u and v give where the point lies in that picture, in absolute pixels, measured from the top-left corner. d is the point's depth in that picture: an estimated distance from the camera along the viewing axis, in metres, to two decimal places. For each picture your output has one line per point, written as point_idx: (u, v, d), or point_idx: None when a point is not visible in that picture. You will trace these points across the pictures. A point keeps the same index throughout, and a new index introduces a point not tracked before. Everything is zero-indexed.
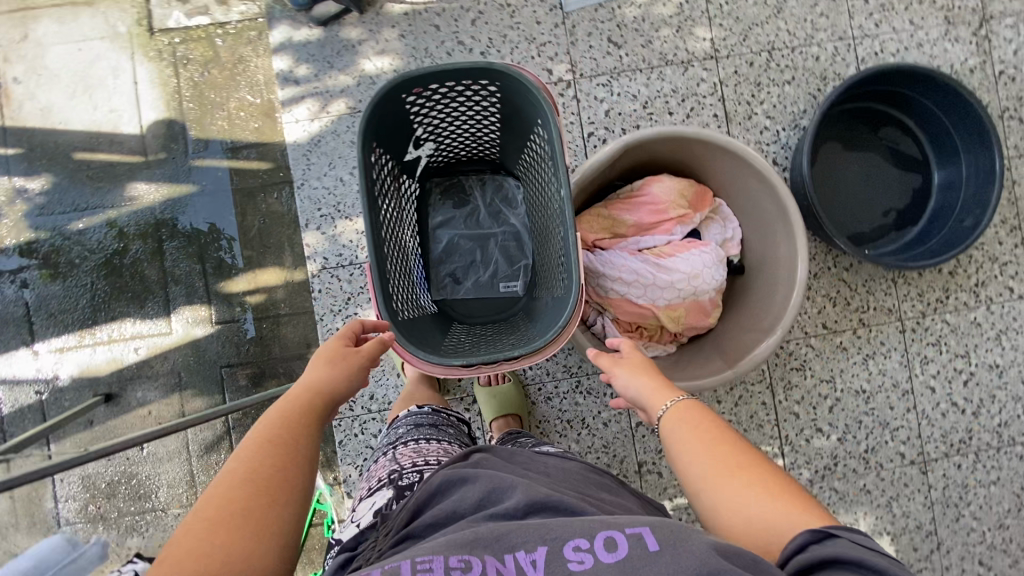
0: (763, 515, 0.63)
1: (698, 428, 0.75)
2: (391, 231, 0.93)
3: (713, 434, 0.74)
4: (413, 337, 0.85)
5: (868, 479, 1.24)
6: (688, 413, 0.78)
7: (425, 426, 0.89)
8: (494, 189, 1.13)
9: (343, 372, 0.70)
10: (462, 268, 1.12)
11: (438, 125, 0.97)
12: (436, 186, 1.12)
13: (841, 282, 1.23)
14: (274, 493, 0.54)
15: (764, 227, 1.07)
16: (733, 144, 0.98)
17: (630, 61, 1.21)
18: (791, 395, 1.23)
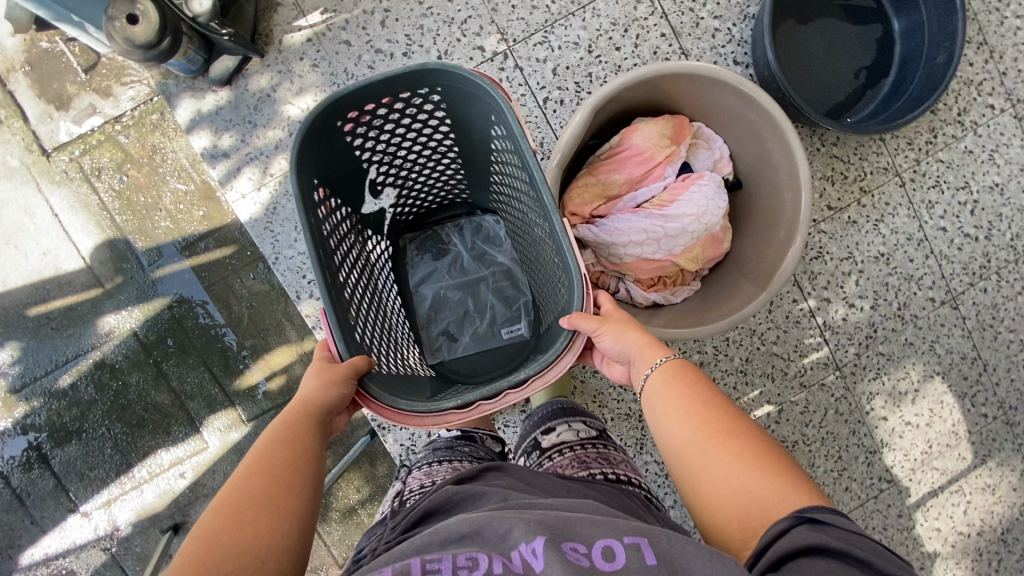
0: (748, 488, 0.67)
1: (686, 396, 0.77)
2: (364, 296, 0.86)
3: (700, 404, 0.76)
4: (406, 392, 0.79)
5: (908, 333, 1.28)
6: (680, 374, 0.79)
7: (441, 448, 0.90)
8: (473, 229, 1.11)
9: (325, 383, 0.69)
10: (455, 323, 1.08)
11: (392, 164, 0.92)
12: (410, 242, 1.09)
13: (835, 159, 1.22)
14: (273, 508, 0.60)
15: (752, 137, 1.04)
16: (703, 70, 0.96)
17: (560, 8, 1.12)
18: (818, 283, 1.24)
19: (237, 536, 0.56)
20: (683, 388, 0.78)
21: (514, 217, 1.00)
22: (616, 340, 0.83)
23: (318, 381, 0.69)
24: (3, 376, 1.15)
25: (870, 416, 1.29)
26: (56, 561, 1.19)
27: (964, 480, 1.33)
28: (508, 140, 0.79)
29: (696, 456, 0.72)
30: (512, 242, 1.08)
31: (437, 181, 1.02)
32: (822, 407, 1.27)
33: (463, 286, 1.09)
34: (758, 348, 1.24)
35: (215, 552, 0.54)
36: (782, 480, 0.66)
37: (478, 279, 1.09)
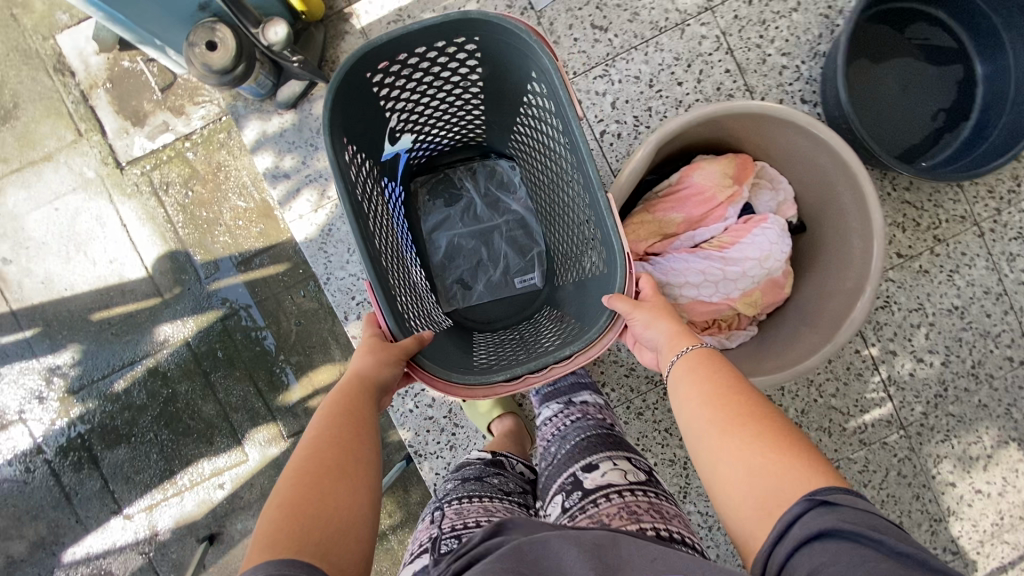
0: (765, 472, 0.63)
1: (707, 382, 0.76)
2: (395, 257, 0.86)
3: (723, 390, 0.74)
4: (437, 358, 0.78)
5: (982, 394, 1.19)
6: (701, 361, 0.78)
7: (470, 479, 0.79)
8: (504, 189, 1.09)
9: (380, 361, 0.70)
10: (469, 272, 1.06)
11: (415, 108, 0.89)
12: (421, 186, 1.06)
13: (907, 205, 1.16)
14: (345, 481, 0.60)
15: (821, 179, 1.00)
16: (773, 110, 0.92)
17: (623, 42, 1.11)
18: (883, 335, 1.17)
19: (306, 517, 0.55)
20: (707, 373, 0.76)
21: (537, 167, 0.97)
22: (648, 325, 0.82)
23: (372, 356, 0.70)
24: (63, 376, 1.19)
25: (935, 481, 1.20)
26: (96, 561, 1.21)
27: None
28: (545, 96, 0.79)
29: (713, 444, 0.70)
30: (527, 189, 1.05)
31: (457, 128, 1.00)
32: (882, 467, 1.19)
33: (475, 234, 1.07)
34: (814, 399, 1.17)
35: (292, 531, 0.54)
36: (801, 462, 0.62)
37: (490, 228, 1.08)
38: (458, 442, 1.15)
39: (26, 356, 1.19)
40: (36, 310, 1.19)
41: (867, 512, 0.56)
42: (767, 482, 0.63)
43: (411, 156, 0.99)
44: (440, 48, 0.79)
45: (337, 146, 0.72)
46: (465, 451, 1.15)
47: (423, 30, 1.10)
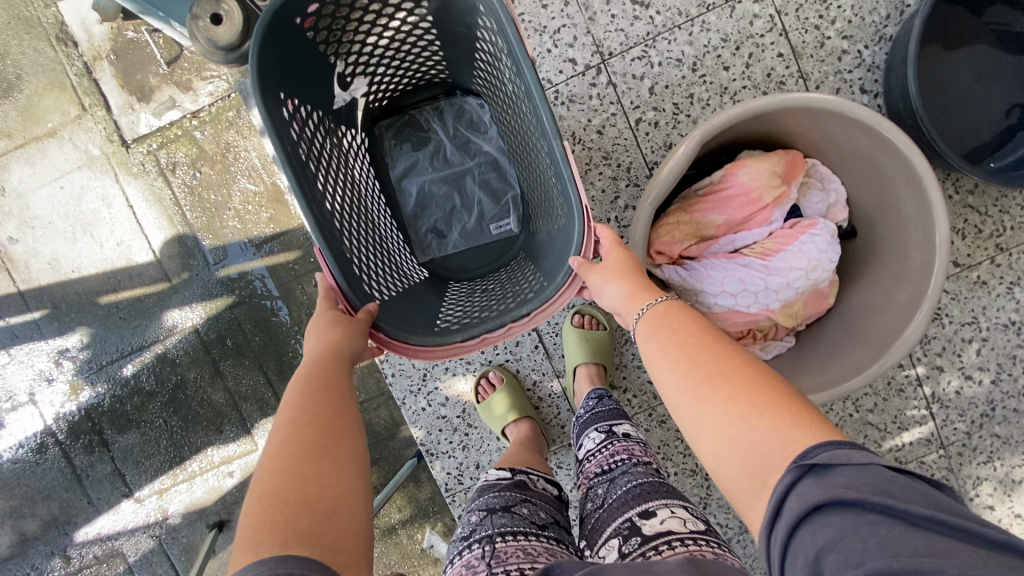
0: (750, 441, 0.50)
1: (675, 336, 0.61)
2: (360, 221, 0.74)
3: (695, 342, 0.60)
4: (402, 322, 0.69)
5: None
6: (666, 314, 0.64)
7: (499, 512, 0.75)
8: None
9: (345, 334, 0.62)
10: (443, 220, 0.91)
11: (360, 49, 0.71)
12: (387, 130, 0.89)
13: (969, 209, 1.05)
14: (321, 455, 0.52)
15: (879, 179, 0.90)
16: (834, 104, 0.82)
17: (665, 20, 1.01)
18: (930, 349, 1.09)
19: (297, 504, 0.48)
20: (674, 327, 0.62)
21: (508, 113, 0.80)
22: (604, 291, 0.68)
23: (338, 329, 0.62)
24: (72, 359, 1.17)
25: (974, 503, 1.13)
26: (109, 542, 1.22)
27: None
28: (498, 35, 0.63)
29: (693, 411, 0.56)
30: (499, 129, 0.88)
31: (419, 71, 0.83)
32: None
33: (448, 181, 0.91)
34: (850, 414, 1.10)
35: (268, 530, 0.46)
36: (791, 415, 0.50)
37: (462, 172, 0.91)
38: (471, 443, 1.11)
39: (36, 337, 1.17)
40: (44, 291, 1.16)
41: (866, 463, 0.45)
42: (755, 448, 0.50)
43: (369, 104, 0.83)
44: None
45: (270, 108, 0.60)
46: (478, 452, 1.11)
47: None
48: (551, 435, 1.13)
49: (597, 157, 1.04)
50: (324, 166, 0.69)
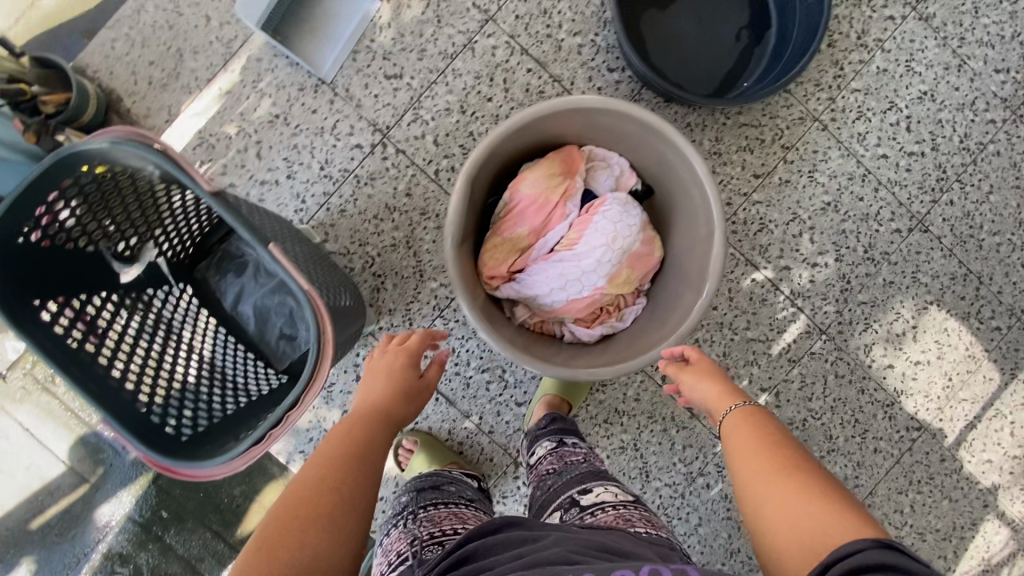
0: (813, 522, 0.62)
1: (752, 445, 0.74)
2: (178, 370, 0.78)
3: (764, 456, 0.71)
4: (212, 449, 0.70)
5: (884, 273, 1.21)
6: (752, 418, 0.77)
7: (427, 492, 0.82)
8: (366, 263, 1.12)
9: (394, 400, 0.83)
10: (286, 325, 0.93)
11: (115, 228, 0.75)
12: (209, 269, 0.94)
13: (746, 126, 1.17)
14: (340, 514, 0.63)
15: (642, 144, 1.01)
16: (562, 103, 0.94)
17: (421, 81, 1.12)
18: (771, 255, 1.19)
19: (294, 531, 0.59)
20: (744, 441, 0.75)
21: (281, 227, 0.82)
22: (694, 387, 0.85)
23: (392, 396, 0.84)
24: None
25: (874, 369, 1.22)
26: None
27: (998, 400, 1.25)
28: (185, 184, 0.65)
29: (743, 474, 0.72)
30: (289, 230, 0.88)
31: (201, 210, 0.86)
32: (820, 376, 1.20)
33: (276, 290, 0.93)
34: (732, 339, 1.19)
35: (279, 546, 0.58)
36: (838, 513, 0.61)
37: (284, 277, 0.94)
38: None
39: None
40: None
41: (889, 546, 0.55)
42: (802, 521, 0.63)
43: (169, 253, 0.87)
44: (67, 179, 0.65)
45: (15, 323, 0.65)
46: None
47: (229, 143, 1.11)
48: (486, 471, 1.18)
49: (416, 216, 1.13)
50: (109, 344, 0.73)
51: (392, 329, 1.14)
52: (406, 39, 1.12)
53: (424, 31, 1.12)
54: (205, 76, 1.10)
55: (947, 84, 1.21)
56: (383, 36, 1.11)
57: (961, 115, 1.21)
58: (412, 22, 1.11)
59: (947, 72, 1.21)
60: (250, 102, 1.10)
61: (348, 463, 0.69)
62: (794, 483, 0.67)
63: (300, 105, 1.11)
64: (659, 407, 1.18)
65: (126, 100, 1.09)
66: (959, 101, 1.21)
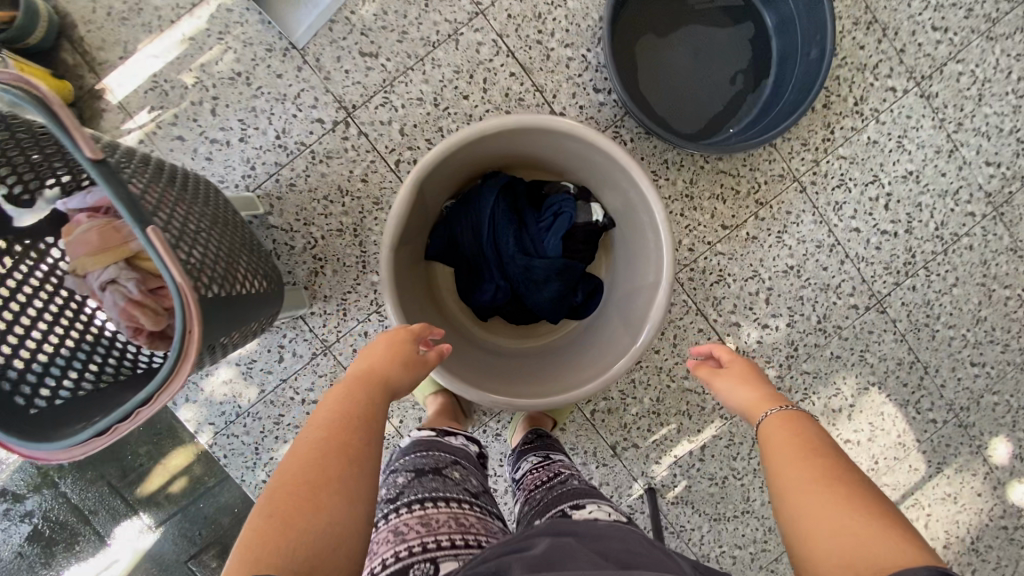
0: (840, 521, 0.54)
1: (796, 445, 0.64)
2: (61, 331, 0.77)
3: (813, 449, 0.63)
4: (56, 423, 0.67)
5: (833, 346, 1.18)
6: (796, 421, 0.67)
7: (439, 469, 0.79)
8: (306, 242, 1.08)
9: (397, 369, 0.76)
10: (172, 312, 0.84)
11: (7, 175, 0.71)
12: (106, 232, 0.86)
13: (723, 174, 1.13)
14: (328, 490, 0.56)
15: (601, 176, 0.99)
16: (520, 121, 0.90)
17: (397, 64, 1.06)
18: (724, 308, 1.15)
19: (302, 513, 0.53)
20: (799, 432, 0.66)
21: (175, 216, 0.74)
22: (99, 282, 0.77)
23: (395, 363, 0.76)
24: None
25: None
26: None
27: (918, 491, 1.25)
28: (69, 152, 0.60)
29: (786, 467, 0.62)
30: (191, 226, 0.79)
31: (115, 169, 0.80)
32: (748, 438, 1.19)
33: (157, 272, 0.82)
34: (668, 386, 1.16)
35: (285, 520, 0.52)
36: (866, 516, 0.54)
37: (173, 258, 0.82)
38: None
39: None
40: None
41: None
42: (828, 521, 0.55)
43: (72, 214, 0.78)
44: None
45: None
46: None
47: (185, 92, 1.04)
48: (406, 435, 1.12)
49: (369, 204, 1.08)
50: (13, 307, 0.74)
51: (324, 316, 1.10)
52: (388, 18, 1.05)
53: (408, 12, 1.05)
54: (169, 16, 1.03)
55: (935, 168, 1.17)
56: (365, 9, 1.05)
57: (942, 202, 1.18)
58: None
59: (938, 156, 1.17)
60: (213, 53, 1.04)
61: (335, 475, 0.58)
62: (838, 495, 0.57)
63: (266, 67, 1.04)
64: (582, 439, 1.15)
65: (79, 27, 1.02)
66: (942, 186, 1.18)
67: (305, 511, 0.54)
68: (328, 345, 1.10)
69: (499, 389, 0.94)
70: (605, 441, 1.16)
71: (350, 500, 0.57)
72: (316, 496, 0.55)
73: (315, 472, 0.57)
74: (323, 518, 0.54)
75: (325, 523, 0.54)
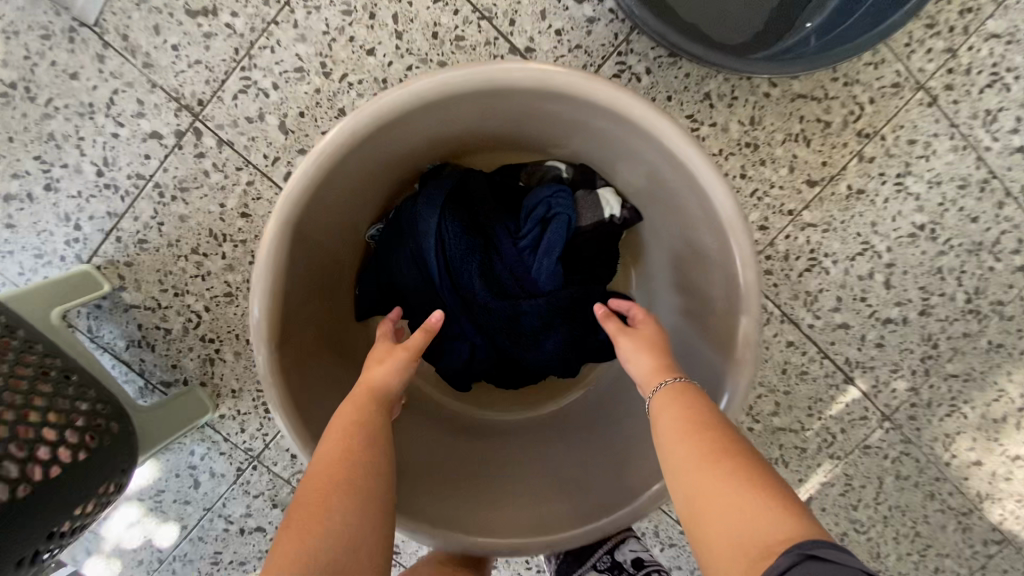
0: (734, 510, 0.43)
1: (686, 426, 0.49)
2: None
3: (702, 425, 0.49)
4: None
5: (991, 332, 0.79)
6: (687, 393, 0.52)
7: None
8: (186, 321, 0.72)
9: (400, 366, 0.57)
10: None
11: None
12: None
13: (802, 100, 0.70)
14: (333, 499, 0.46)
15: (606, 144, 0.59)
16: (452, 80, 0.50)
17: (250, 19, 0.66)
18: (823, 307, 0.76)
19: (313, 533, 0.44)
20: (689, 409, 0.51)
21: None
22: None
23: (392, 359, 0.58)
24: None
25: (953, 468, 0.83)
26: None
27: None
28: None
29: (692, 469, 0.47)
30: None
31: None
32: (873, 479, 0.83)
33: None
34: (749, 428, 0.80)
35: (292, 544, 0.43)
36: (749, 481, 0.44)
37: None
38: None
39: None
40: None
41: None
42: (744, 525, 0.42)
43: None
44: None
45: None
46: None
47: None
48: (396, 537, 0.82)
49: None
50: None
51: (240, 417, 0.76)
52: None
53: None
54: None
55: None
56: None
57: None
58: None
59: None
60: None
61: (337, 484, 0.47)
62: (728, 477, 0.45)
63: (50, 66, 0.66)
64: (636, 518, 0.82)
65: None
66: None
67: (309, 536, 0.44)
68: (256, 455, 0.78)
69: (504, 519, 0.59)
70: (669, 515, 0.83)
71: (359, 511, 0.46)
72: (317, 512, 0.45)
73: (318, 482, 0.47)
74: (326, 541, 0.44)
75: (330, 547, 0.43)
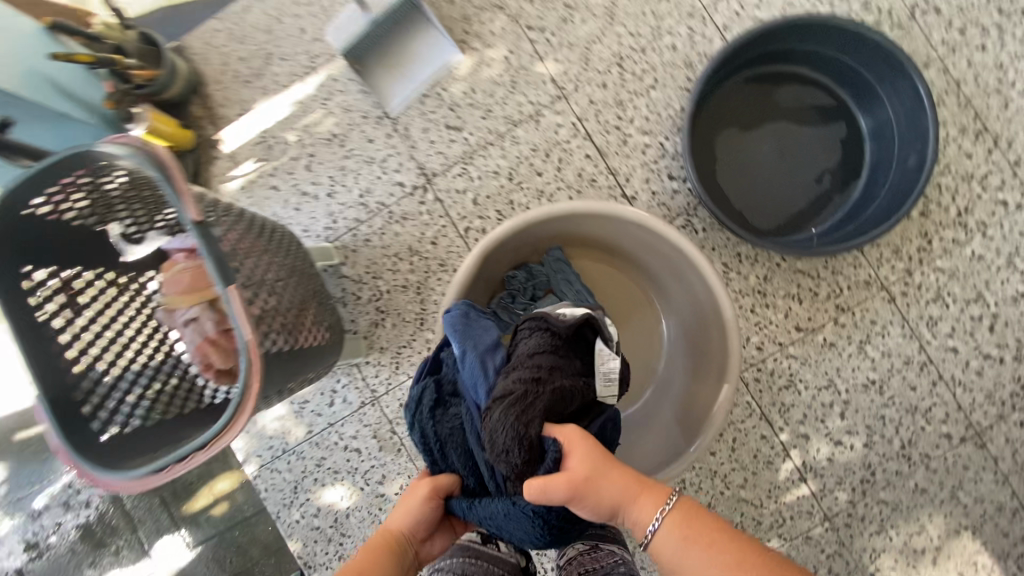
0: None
1: (688, 535, 0.65)
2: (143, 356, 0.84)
3: (701, 533, 0.65)
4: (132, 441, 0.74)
5: (918, 477, 1.05)
6: (688, 514, 0.67)
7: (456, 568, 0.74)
8: (372, 295, 1.12)
9: (414, 512, 0.76)
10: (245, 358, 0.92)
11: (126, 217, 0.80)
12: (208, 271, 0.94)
13: (801, 274, 1.06)
14: None
15: (670, 266, 0.96)
16: (596, 207, 0.90)
17: (479, 138, 1.11)
18: (792, 417, 1.06)
19: None
20: (686, 533, 0.65)
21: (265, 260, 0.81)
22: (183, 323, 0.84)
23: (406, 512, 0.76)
24: None
25: None
26: None
27: None
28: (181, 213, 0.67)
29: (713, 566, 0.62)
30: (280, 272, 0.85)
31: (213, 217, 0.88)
32: (809, 567, 1.06)
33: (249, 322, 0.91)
34: (721, 492, 1.07)
35: None
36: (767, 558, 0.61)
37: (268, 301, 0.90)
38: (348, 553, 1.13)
39: None
40: None
41: None
42: None
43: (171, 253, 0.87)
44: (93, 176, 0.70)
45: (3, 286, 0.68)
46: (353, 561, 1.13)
47: (287, 148, 1.15)
48: None
49: (434, 266, 1.12)
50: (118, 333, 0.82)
51: (378, 367, 1.13)
52: (476, 95, 1.12)
53: (496, 92, 1.11)
54: (285, 81, 1.15)
55: None
56: (456, 86, 1.12)
57: None
58: (487, 80, 1.12)
59: None
60: (317, 116, 1.14)
61: None
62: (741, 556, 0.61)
63: (360, 132, 1.13)
64: None
65: (212, 87, 1.16)
66: None
67: None
68: (377, 396, 1.13)
69: None
70: None
71: None
72: None
73: None
74: None
75: None
